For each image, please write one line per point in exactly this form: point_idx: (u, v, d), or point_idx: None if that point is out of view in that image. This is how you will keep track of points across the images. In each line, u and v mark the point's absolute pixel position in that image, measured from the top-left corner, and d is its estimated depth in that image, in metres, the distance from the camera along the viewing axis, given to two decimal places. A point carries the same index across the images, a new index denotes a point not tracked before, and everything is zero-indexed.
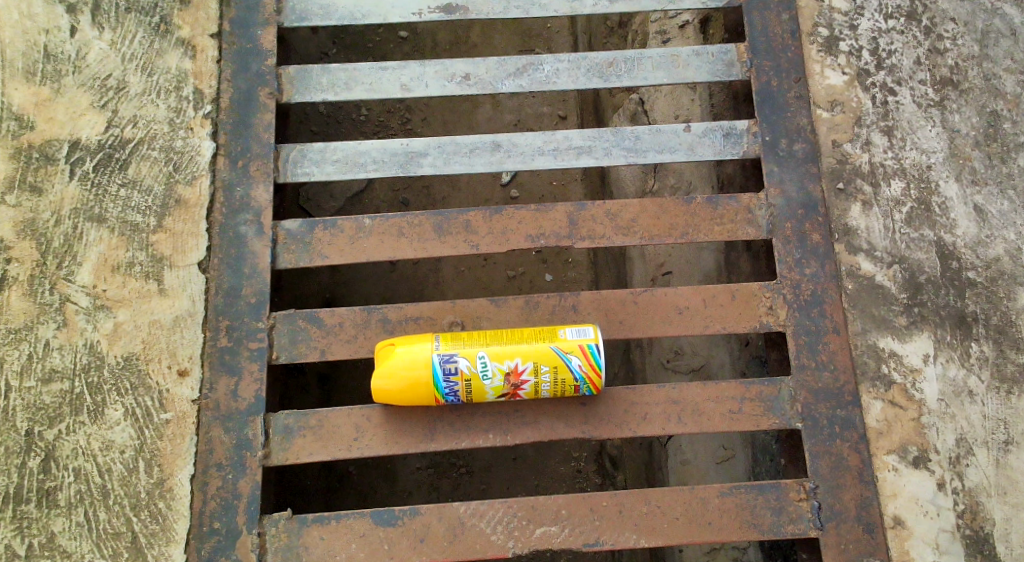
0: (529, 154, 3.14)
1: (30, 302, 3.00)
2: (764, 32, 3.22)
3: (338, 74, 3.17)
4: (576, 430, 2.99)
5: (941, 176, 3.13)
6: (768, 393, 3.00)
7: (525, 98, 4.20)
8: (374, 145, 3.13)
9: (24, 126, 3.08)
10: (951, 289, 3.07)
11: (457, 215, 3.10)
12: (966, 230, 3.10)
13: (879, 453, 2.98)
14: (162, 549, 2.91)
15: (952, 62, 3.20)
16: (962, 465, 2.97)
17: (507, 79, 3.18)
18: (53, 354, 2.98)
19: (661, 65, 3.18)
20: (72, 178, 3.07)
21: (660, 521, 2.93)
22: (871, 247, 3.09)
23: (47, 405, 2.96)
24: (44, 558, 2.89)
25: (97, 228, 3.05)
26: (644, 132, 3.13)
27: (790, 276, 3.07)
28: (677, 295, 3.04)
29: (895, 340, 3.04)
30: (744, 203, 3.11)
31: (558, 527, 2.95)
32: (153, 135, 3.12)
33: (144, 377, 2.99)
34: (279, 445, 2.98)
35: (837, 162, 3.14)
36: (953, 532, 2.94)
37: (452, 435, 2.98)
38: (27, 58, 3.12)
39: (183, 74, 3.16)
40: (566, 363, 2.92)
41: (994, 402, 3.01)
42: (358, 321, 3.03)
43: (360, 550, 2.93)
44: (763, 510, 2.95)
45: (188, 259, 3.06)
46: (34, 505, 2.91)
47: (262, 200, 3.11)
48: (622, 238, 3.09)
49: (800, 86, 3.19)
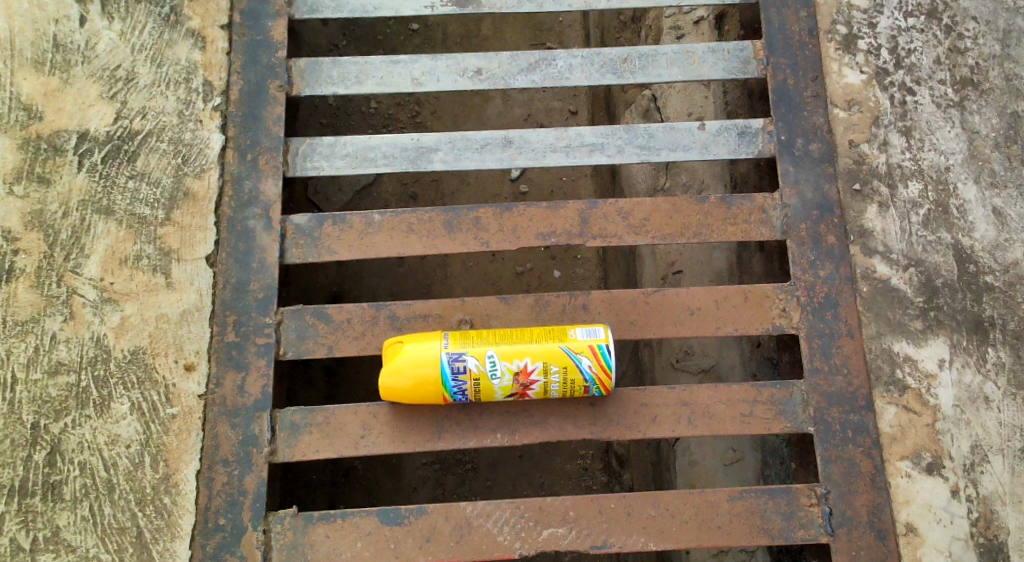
0: (541, 151, 3.09)
1: (37, 294, 2.98)
2: (781, 30, 3.17)
3: (349, 67, 3.14)
4: (585, 431, 2.96)
5: (959, 178, 3.08)
6: (780, 396, 2.96)
7: (536, 94, 4.16)
8: (384, 140, 3.10)
9: (32, 117, 3.06)
10: (968, 293, 3.02)
11: (468, 212, 3.06)
12: (985, 233, 3.05)
13: (892, 458, 2.94)
14: (166, 545, 2.89)
15: (972, 62, 3.15)
16: (976, 472, 2.93)
17: (520, 75, 3.13)
18: (59, 347, 2.96)
19: (675, 62, 3.14)
20: (80, 169, 3.05)
21: (668, 524, 2.90)
22: (888, 250, 3.04)
23: (53, 398, 2.94)
24: (48, 552, 2.87)
25: (105, 220, 3.03)
26: (657, 130, 3.09)
27: (804, 277, 3.03)
28: (689, 296, 3.00)
29: (910, 343, 3.00)
30: (758, 203, 3.07)
31: (565, 529, 2.91)
32: (162, 127, 3.09)
33: (151, 371, 2.97)
34: (285, 441, 2.95)
35: (853, 163, 3.09)
36: (966, 541, 2.90)
37: (459, 435, 2.95)
38: (36, 48, 3.10)
39: (192, 66, 3.13)
40: (576, 363, 2.88)
41: (1010, 408, 2.96)
42: (366, 317, 3.00)
43: (365, 549, 2.90)
44: (773, 514, 2.92)
45: (196, 253, 3.04)
46: (39, 498, 2.90)
47: (270, 194, 3.08)
48: (634, 237, 3.05)
49: (817, 86, 3.14)
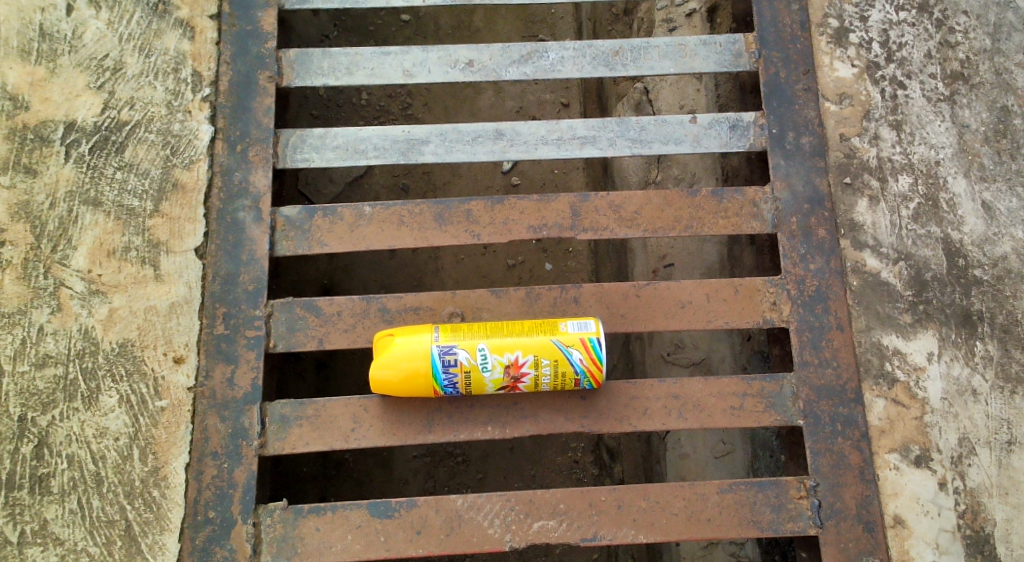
0: (532, 143, 3.09)
1: (24, 286, 2.96)
2: (773, 22, 3.17)
3: (339, 58, 3.12)
4: (575, 424, 2.96)
5: (949, 173, 3.09)
6: (769, 389, 2.98)
7: (528, 86, 4.15)
8: (375, 132, 3.08)
9: (19, 107, 3.03)
10: (957, 287, 3.03)
11: (459, 204, 3.05)
12: (974, 228, 3.06)
13: (880, 451, 2.96)
14: (155, 538, 2.88)
15: (963, 56, 3.15)
16: (964, 465, 2.95)
17: (511, 66, 3.12)
18: (47, 339, 2.94)
19: (667, 55, 3.13)
20: (67, 160, 3.02)
21: (658, 516, 2.91)
22: (878, 243, 3.05)
23: (40, 391, 2.92)
24: (36, 545, 2.86)
25: (93, 211, 3.01)
26: (649, 122, 3.09)
27: (794, 271, 3.04)
28: (680, 289, 3.01)
29: (899, 337, 3.01)
30: (749, 196, 3.07)
31: (556, 521, 2.92)
32: (151, 118, 3.06)
33: (139, 364, 2.95)
34: (275, 434, 2.94)
35: (844, 156, 3.10)
36: (953, 533, 2.92)
37: (450, 427, 2.95)
38: (22, 37, 3.07)
39: (181, 56, 3.11)
40: (567, 356, 2.88)
41: (998, 401, 2.98)
42: (357, 310, 2.99)
43: (356, 542, 2.90)
44: (763, 507, 2.93)
45: (185, 245, 3.02)
46: (27, 491, 2.88)
47: (260, 185, 3.06)
48: (625, 230, 3.05)
49: (808, 79, 3.14)
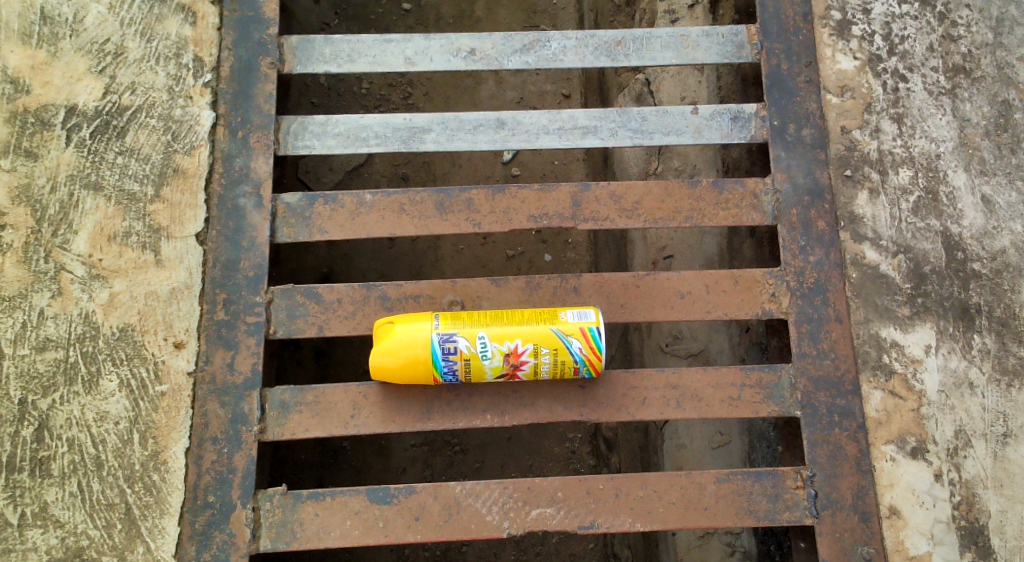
0: (533, 132, 3.09)
1: (24, 270, 2.96)
2: (776, 14, 3.17)
3: (341, 46, 3.11)
4: (573, 413, 2.97)
5: (949, 166, 3.09)
6: (768, 379, 2.99)
7: (529, 76, 4.15)
8: (377, 119, 3.08)
9: (20, 90, 3.03)
10: (955, 280, 3.04)
11: (460, 193, 3.06)
12: (973, 221, 3.07)
13: (877, 442, 2.97)
14: (156, 521, 2.89)
15: (965, 49, 3.16)
16: (960, 456, 2.97)
17: (513, 55, 3.12)
18: (48, 323, 2.94)
19: (670, 45, 3.13)
20: (68, 144, 3.02)
21: (655, 505, 2.92)
22: (877, 236, 3.06)
23: (40, 374, 2.93)
24: (36, 527, 2.87)
25: (94, 196, 3.01)
26: (650, 113, 3.09)
27: (794, 263, 3.05)
28: (680, 279, 3.02)
29: (897, 329, 3.02)
30: (750, 187, 3.08)
31: (553, 509, 2.93)
32: (152, 103, 3.06)
33: (140, 348, 2.96)
34: (275, 420, 2.95)
35: (845, 149, 3.10)
36: (948, 524, 2.94)
37: (450, 415, 2.96)
38: (23, 20, 3.07)
39: (182, 41, 3.10)
40: (566, 346, 2.89)
41: (994, 394, 2.99)
42: (357, 297, 3.00)
43: (355, 527, 2.91)
44: (759, 496, 2.95)
45: (185, 231, 3.02)
46: (27, 474, 2.89)
47: (262, 172, 3.06)
48: (626, 220, 3.05)
49: (810, 71, 3.14)
